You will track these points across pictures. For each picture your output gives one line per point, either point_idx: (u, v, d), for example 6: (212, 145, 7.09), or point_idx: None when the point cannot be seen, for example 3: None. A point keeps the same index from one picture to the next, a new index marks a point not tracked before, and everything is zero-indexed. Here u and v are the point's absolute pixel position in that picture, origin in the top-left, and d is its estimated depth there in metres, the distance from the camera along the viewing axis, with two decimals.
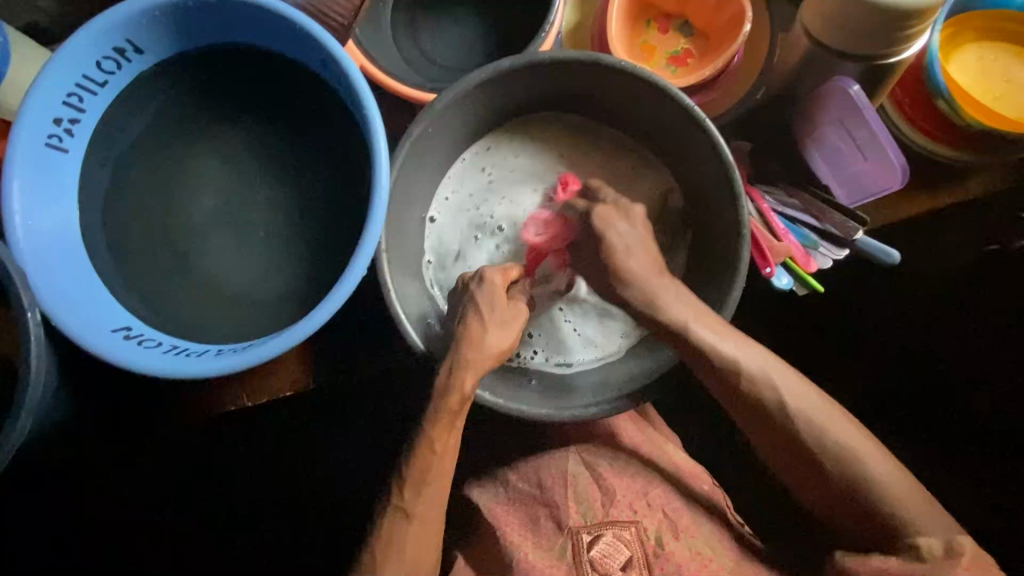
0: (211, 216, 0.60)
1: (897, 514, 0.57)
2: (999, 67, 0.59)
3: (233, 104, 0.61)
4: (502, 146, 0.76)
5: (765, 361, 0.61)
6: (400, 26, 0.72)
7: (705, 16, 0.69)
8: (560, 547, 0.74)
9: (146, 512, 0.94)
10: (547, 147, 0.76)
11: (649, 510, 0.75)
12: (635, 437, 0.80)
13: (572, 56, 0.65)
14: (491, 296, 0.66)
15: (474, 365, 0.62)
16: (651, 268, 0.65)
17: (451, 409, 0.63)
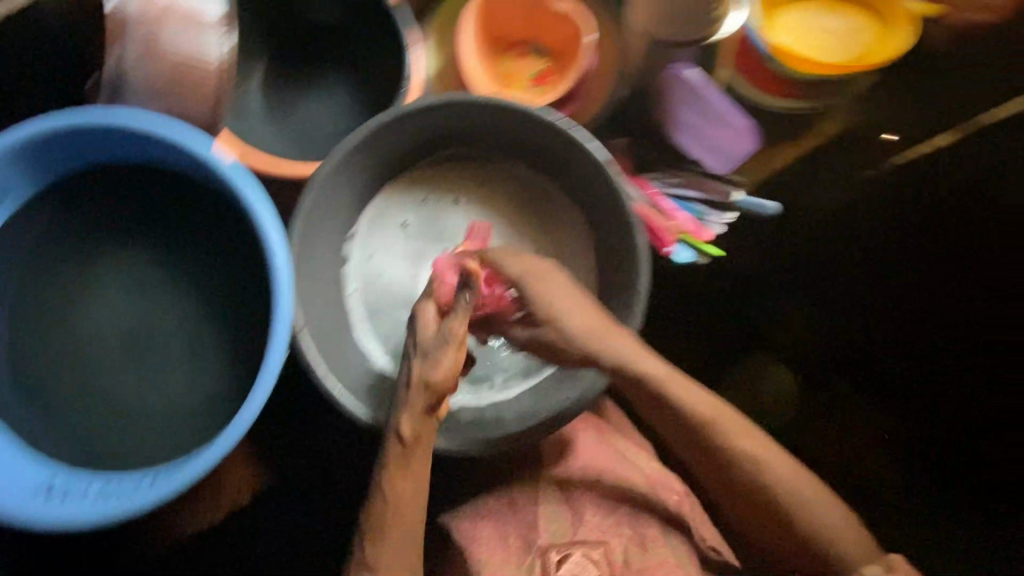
0: (119, 342, 0.64)
1: (843, 558, 0.60)
2: (805, 27, 0.75)
3: (113, 229, 0.65)
4: (412, 192, 0.77)
5: (715, 407, 0.61)
6: (277, 112, 0.78)
7: (555, 37, 0.76)
8: (529, 565, 0.64)
9: None
10: (455, 188, 0.78)
11: (617, 527, 0.67)
12: (601, 457, 0.71)
13: (439, 101, 0.67)
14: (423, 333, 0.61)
15: (413, 408, 0.59)
16: (588, 319, 0.62)
17: (396, 451, 0.59)
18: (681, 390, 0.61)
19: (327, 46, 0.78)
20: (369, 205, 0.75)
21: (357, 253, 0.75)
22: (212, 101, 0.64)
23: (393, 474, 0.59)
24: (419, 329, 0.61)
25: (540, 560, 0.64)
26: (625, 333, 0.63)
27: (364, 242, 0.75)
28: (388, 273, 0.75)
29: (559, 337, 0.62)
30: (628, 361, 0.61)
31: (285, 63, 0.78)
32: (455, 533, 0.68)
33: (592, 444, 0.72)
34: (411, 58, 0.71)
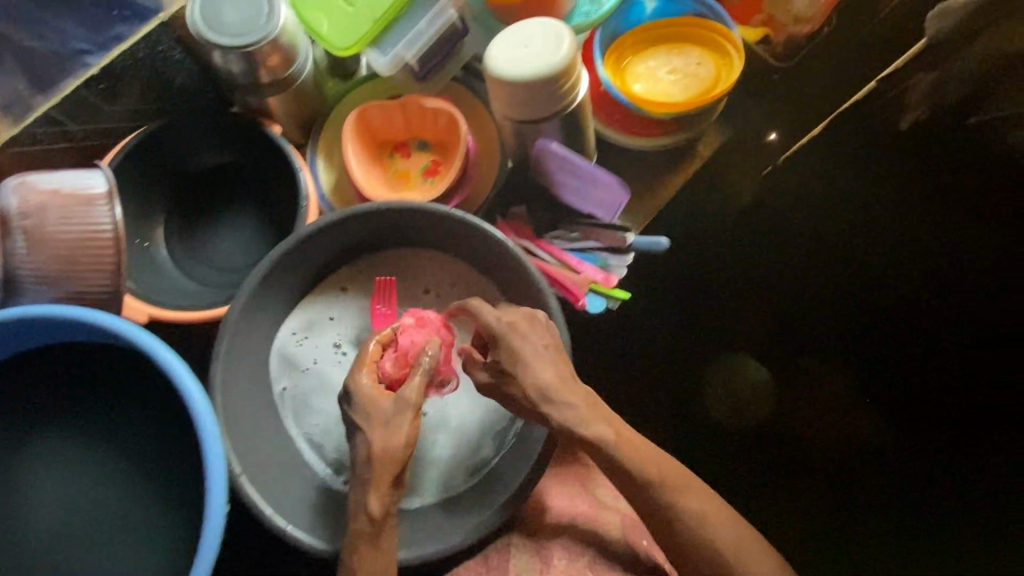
0: (59, 533, 0.63)
1: None
2: (656, 72, 0.82)
3: (32, 419, 0.64)
4: (330, 301, 0.76)
5: (669, 467, 0.66)
6: (186, 258, 0.81)
7: (436, 132, 0.81)
8: None
9: None
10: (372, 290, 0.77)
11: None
12: (574, 506, 0.76)
13: (333, 219, 0.70)
14: (369, 407, 0.64)
15: (378, 485, 0.62)
16: (559, 369, 0.65)
17: (364, 532, 0.62)
18: (636, 450, 0.65)
19: (221, 184, 0.81)
20: (286, 321, 0.74)
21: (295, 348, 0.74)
22: (108, 272, 0.64)
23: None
24: (367, 399, 0.64)
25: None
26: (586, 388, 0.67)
27: (302, 332, 0.74)
28: (315, 387, 0.73)
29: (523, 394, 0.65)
30: (579, 425, 0.64)
31: (184, 209, 0.81)
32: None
33: (567, 498, 0.77)
34: (302, 183, 0.75)
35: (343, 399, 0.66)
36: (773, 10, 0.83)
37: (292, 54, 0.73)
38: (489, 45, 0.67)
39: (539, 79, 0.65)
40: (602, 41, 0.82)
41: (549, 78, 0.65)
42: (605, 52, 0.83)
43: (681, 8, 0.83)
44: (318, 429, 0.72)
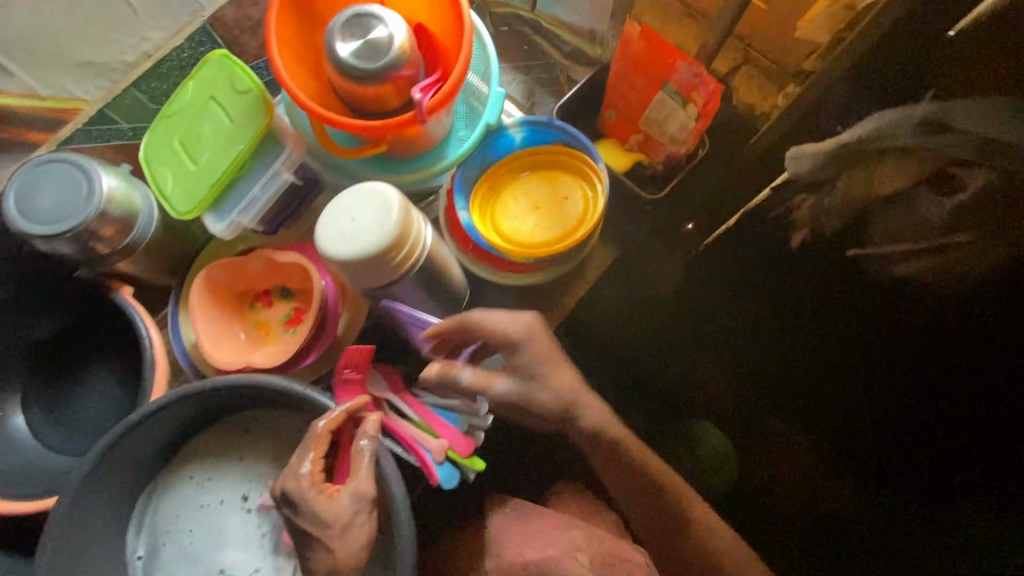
0: None
1: None
2: (526, 203, 0.79)
3: None
4: (199, 457, 0.74)
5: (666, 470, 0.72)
6: (40, 422, 0.77)
7: (299, 281, 0.78)
8: None
9: None
10: (233, 454, 0.74)
11: None
12: None
13: (171, 397, 0.66)
14: (319, 505, 0.58)
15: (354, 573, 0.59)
16: (568, 376, 0.69)
17: None
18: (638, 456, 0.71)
19: (83, 340, 0.79)
20: (157, 470, 0.74)
21: (194, 491, 0.74)
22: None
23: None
24: (317, 500, 0.58)
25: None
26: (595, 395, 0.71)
27: (200, 477, 0.74)
28: (176, 551, 0.73)
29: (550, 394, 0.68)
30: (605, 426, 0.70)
31: (38, 373, 0.78)
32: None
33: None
34: (144, 347, 0.72)
35: (286, 503, 0.59)
36: (648, 128, 0.79)
37: (131, 221, 0.71)
38: (323, 214, 0.63)
39: (364, 256, 0.61)
40: (468, 177, 0.79)
41: (375, 253, 0.62)
42: (475, 183, 0.79)
43: (550, 138, 0.81)
44: None
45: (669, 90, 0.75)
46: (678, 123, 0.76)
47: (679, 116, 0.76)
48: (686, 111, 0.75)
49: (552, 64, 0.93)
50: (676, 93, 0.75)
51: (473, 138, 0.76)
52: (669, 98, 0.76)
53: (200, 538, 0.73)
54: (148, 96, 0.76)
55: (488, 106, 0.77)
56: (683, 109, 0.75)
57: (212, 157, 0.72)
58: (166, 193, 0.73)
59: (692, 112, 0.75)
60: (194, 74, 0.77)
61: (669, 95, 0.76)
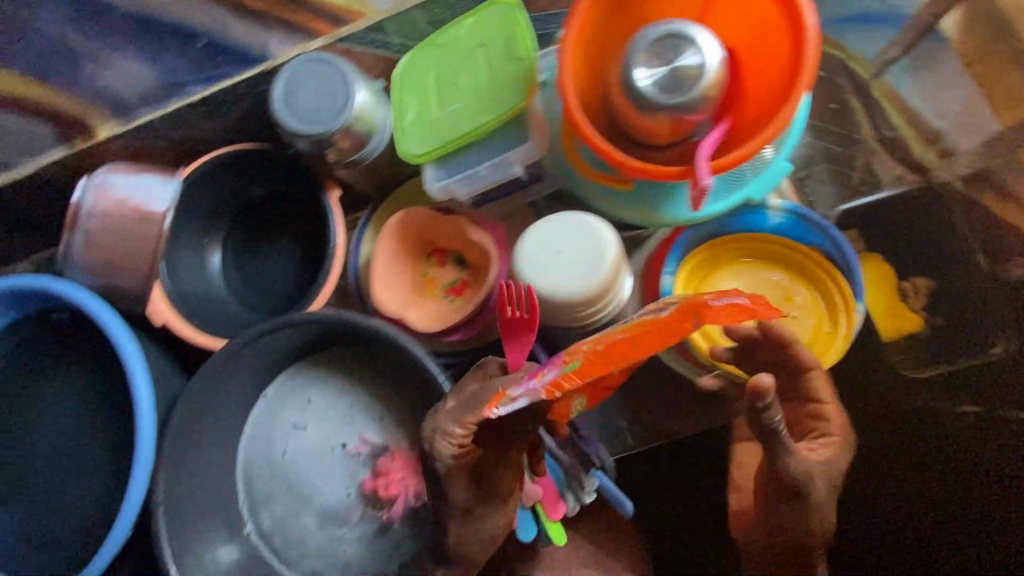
0: (44, 459, 0.75)
1: None
2: (739, 296, 0.68)
3: (52, 371, 0.76)
4: (322, 378, 0.79)
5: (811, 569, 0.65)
6: (228, 265, 0.87)
7: (476, 257, 0.77)
8: None
9: None
10: (362, 387, 0.78)
11: None
12: None
13: (334, 315, 0.70)
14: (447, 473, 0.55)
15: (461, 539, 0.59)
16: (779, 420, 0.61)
17: None
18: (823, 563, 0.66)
19: (281, 214, 0.86)
20: (284, 369, 0.80)
21: (304, 399, 0.79)
22: (150, 262, 0.73)
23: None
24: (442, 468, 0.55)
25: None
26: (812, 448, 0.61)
27: (314, 400, 0.79)
28: (267, 442, 0.79)
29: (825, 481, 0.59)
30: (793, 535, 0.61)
31: (245, 226, 0.87)
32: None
33: None
34: (333, 250, 0.77)
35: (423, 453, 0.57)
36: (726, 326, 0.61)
37: (364, 138, 0.72)
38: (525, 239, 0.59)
39: (561, 298, 0.56)
40: (694, 238, 0.69)
41: (572, 301, 0.56)
42: (698, 246, 0.69)
43: (810, 240, 0.67)
44: (257, 480, 0.78)
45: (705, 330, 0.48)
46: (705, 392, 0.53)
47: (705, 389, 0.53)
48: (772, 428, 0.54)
49: (857, 141, 0.76)
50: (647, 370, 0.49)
51: (726, 206, 0.64)
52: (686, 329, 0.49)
53: (289, 449, 0.78)
54: (425, 20, 0.74)
55: (766, 178, 0.64)
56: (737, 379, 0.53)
57: (456, 112, 0.69)
58: (402, 124, 0.72)
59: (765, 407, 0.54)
60: (471, 13, 0.70)
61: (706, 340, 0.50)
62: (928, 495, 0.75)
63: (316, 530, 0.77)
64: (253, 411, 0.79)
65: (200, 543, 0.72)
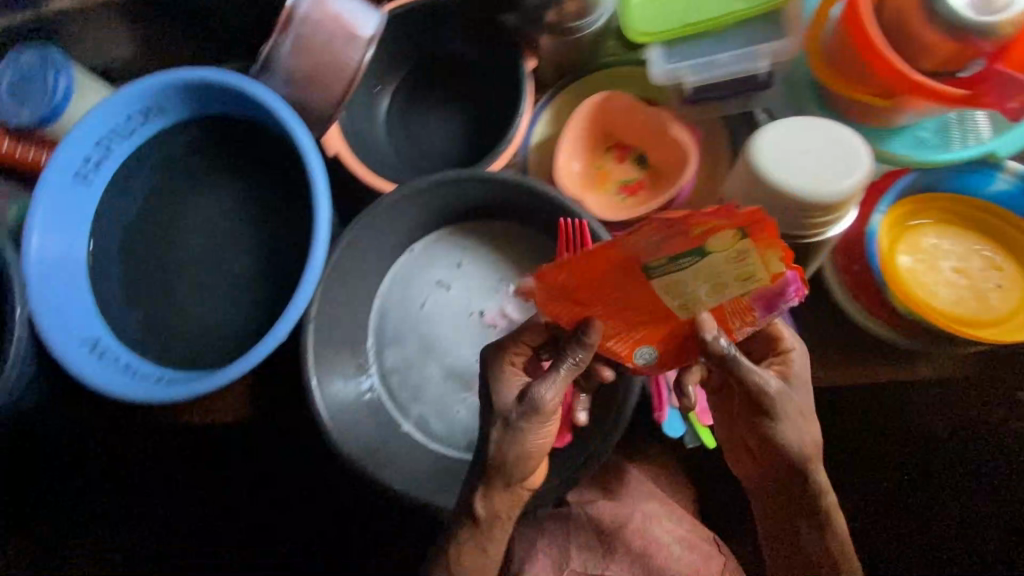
0: (203, 251, 0.81)
1: None
2: (940, 254, 0.66)
3: (227, 174, 0.81)
4: (474, 245, 0.81)
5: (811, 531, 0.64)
6: (392, 115, 0.86)
7: (660, 157, 0.75)
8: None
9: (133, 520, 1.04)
10: (511, 262, 0.80)
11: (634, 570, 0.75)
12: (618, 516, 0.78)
13: (513, 179, 0.71)
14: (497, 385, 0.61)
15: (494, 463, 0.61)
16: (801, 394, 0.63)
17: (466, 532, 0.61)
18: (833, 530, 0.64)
19: (459, 72, 0.84)
20: (438, 227, 0.81)
21: (451, 261, 0.81)
22: (341, 89, 0.72)
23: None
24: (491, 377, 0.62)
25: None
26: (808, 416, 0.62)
27: (460, 263, 0.81)
28: (407, 292, 0.81)
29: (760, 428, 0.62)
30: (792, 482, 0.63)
31: (417, 78, 0.85)
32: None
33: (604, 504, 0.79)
34: (519, 122, 0.73)
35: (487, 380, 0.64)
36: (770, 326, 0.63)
37: None
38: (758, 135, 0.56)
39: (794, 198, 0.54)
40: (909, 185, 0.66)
41: (804, 203, 0.54)
42: (910, 195, 0.67)
43: None
44: (392, 325, 0.81)
45: (736, 248, 0.46)
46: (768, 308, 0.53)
47: (773, 308, 0.54)
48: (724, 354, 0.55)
49: None
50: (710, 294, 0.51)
51: (954, 156, 0.64)
52: (721, 252, 0.46)
53: (427, 302, 0.81)
54: None
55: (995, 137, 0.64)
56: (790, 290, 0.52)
57: None
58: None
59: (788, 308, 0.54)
60: None
61: (753, 266, 0.47)
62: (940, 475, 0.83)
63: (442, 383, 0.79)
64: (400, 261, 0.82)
65: (336, 366, 0.75)
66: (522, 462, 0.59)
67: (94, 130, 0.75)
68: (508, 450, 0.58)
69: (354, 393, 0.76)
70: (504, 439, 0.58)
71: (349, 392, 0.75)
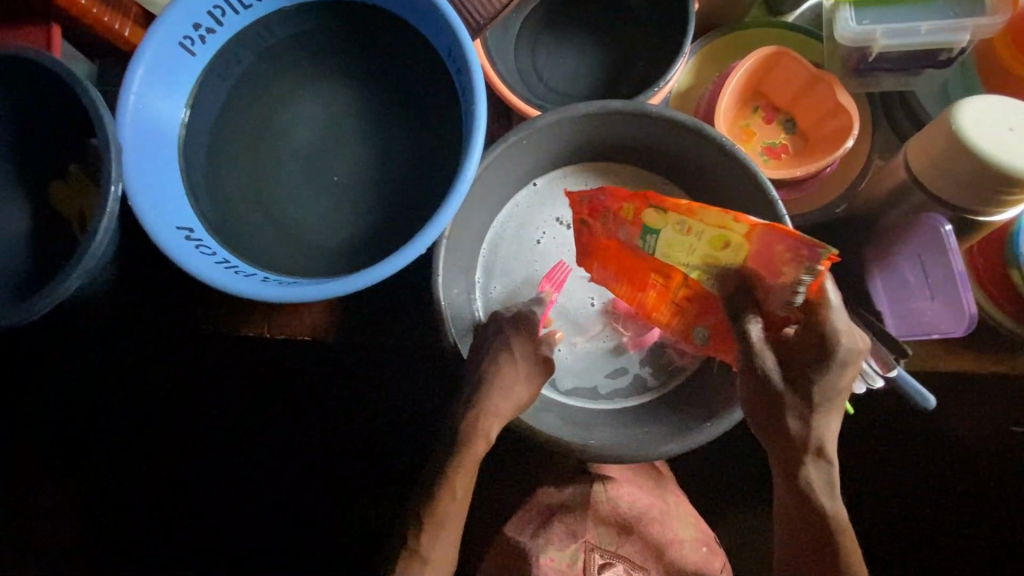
0: (307, 150, 0.73)
1: None
2: None
3: (345, 69, 0.73)
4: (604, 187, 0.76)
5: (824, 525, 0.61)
6: (524, 41, 0.81)
7: (810, 121, 0.74)
8: (574, 555, 0.79)
9: (182, 421, 1.05)
10: None
11: (637, 552, 0.82)
12: (645, 501, 0.85)
13: (678, 118, 0.66)
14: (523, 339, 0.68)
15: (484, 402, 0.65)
16: (826, 389, 0.57)
17: (472, 454, 0.65)
18: (846, 532, 0.62)
19: (603, 10, 0.81)
20: (568, 164, 0.76)
21: None
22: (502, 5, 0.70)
23: (449, 494, 0.65)
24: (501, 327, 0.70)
25: (586, 557, 0.79)
26: (813, 410, 0.57)
27: None
28: (525, 227, 0.77)
29: (758, 417, 0.60)
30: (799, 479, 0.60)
31: (557, 8, 0.81)
32: (523, 543, 0.81)
33: (638, 488, 0.85)
34: (677, 65, 0.71)
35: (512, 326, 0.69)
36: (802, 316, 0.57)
37: None
38: (961, 102, 0.56)
39: (998, 165, 0.54)
40: None
41: (1007, 172, 0.54)
42: None
43: None
44: (507, 260, 0.76)
45: (672, 221, 0.59)
46: (768, 273, 0.57)
47: (779, 273, 0.56)
48: (749, 337, 0.58)
49: None
50: (712, 267, 0.61)
51: None
52: (667, 226, 0.60)
53: (546, 241, 0.76)
54: None
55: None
56: (794, 250, 0.55)
57: None
58: None
59: (797, 278, 0.55)
60: None
61: (712, 232, 0.58)
62: (946, 466, 0.94)
63: (559, 324, 0.75)
64: (523, 193, 0.77)
65: (454, 292, 0.69)
66: (506, 379, 0.66)
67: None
68: (496, 367, 0.66)
69: (466, 326, 0.71)
70: (495, 340, 0.68)
71: (462, 322, 0.71)
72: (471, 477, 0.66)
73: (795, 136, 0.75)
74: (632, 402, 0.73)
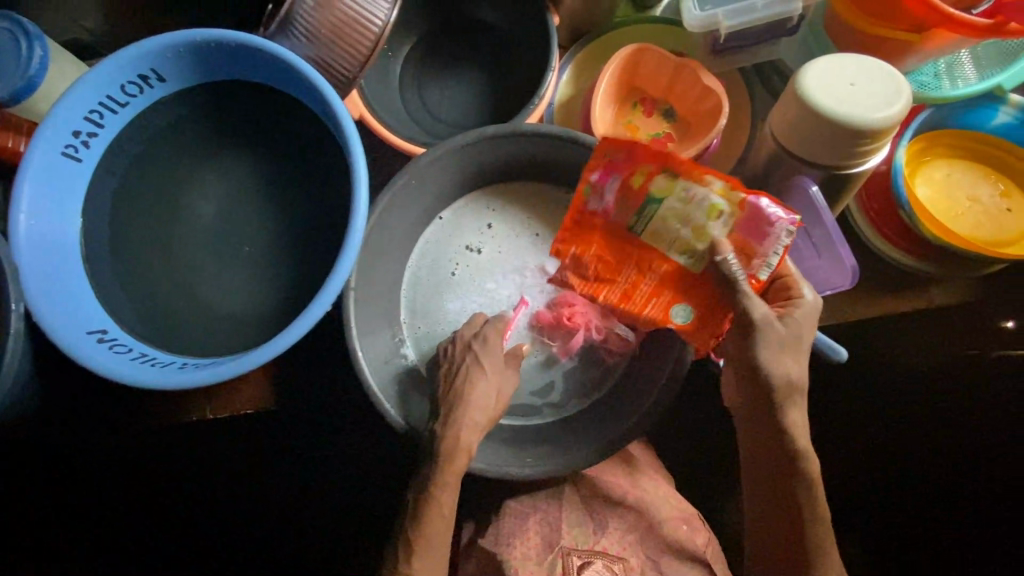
0: (211, 229, 0.74)
1: None
2: (952, 185, 0.71)
3: (235, 146, 0.75)
4: (506, 207, 0.78)
5: (803, 472, 0.66)
6: (408, 82, 0.84)
7: (687, 107, 0.76)
8: (551, 561, 0.78)
9: (157, 505, 1.04)
10: (547, 222, 0.78)
11: (622, 543, 0.82)
12: (623, 487, 0.84)
13: (551, 132, 0.69)
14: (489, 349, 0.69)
15: (466, 425, 0.65)
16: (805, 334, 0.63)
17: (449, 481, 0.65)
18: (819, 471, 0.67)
19: (477, 37, 0.83)
20: (468, 191, 0.78)
21: (484, 226, 0.78)
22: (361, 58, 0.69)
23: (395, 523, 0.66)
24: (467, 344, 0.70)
25: (564, 561, 0.78)
26: (795, 349, 0.62)
27: (493, 227, 0.78)
28: (438, 260, 0.78)
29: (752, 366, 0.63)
30: (785, 427, 0.65)
31: (433, 44, 0.84)
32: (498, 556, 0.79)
33: (612, 476, 0.84)
34: (547, 80, 0.73)
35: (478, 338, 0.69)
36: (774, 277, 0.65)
37: None
38: (805, 65, 0.58)
39: (846, 124, 0.56)
40: (922, 124, 0.71)
41: (857, 128, 0.56)
42: (919, 134, 0.72)
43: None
44: (427, 297, 0.77)
45: (679, 188, 0.64)
46: (756, 238, 0.62)
47: (764, 239, 0.62)
48: (735, 279, 0.61)
49: None
50: (703, 242, 0.64)
51: (968, 91, 0.68)
52: (671, 196, 0.64)
53: (461, 270, 0.77)
54: None
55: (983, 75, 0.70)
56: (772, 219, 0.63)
57: None
58: None
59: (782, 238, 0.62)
60: None
61: (710, 200, 0.63)
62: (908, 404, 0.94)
63: None
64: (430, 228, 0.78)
65: (372, 340, 0.71)
66: (482, 396, 0.66)
67: (85, 99, 0.67)
68: (473, 387, 0.66)
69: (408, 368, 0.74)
70: (466, 360, 0.68)
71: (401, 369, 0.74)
72: (455, 495, 0.66)
73: (678, 123, 0.77)
74: (570, 410, 0.74)
